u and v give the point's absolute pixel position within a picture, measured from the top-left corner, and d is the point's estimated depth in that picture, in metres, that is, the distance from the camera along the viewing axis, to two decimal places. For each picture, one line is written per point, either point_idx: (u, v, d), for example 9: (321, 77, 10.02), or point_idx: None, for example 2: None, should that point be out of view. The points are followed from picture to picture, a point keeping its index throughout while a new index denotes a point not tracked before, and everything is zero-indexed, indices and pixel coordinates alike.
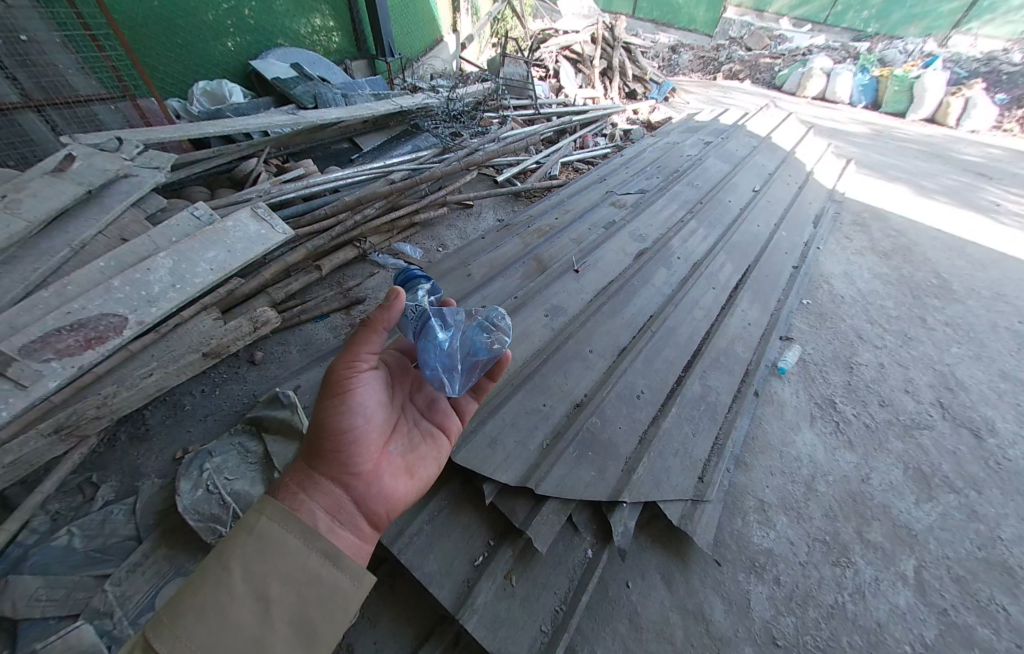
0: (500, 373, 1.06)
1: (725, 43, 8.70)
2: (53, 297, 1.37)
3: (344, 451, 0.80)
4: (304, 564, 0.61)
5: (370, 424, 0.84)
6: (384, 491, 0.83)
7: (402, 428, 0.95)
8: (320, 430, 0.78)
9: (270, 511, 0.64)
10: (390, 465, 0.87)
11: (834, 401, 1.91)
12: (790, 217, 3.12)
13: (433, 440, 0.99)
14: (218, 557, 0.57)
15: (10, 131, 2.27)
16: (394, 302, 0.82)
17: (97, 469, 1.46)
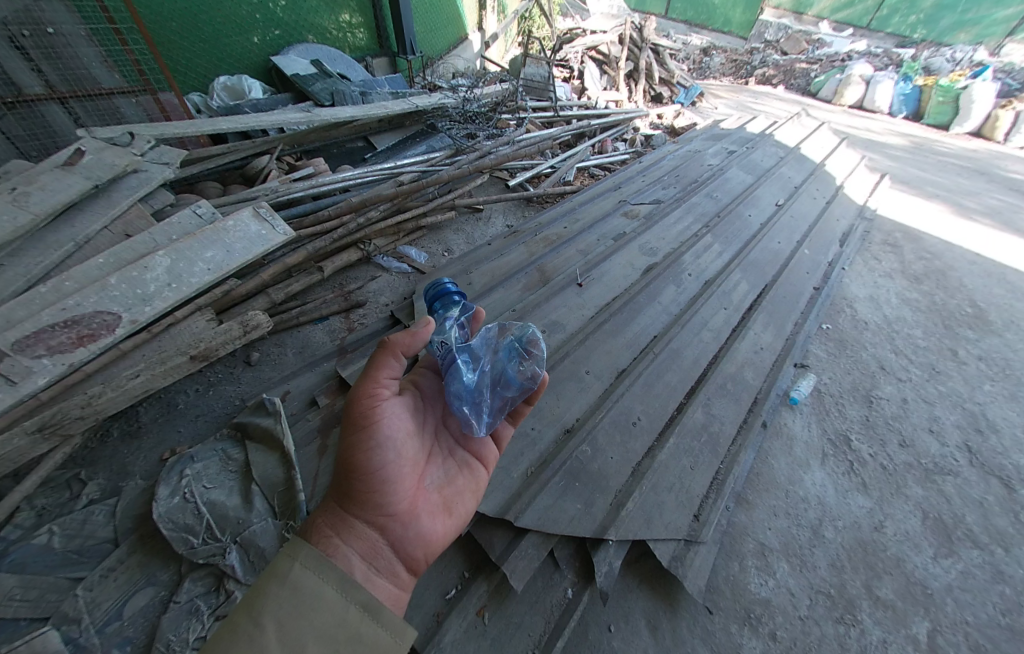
0: (537, 395, 1.05)
1: (760, 47, 8.40)
2: (49, 292, 1.38)
3: (379, 490, 0.82)
4: (340, 617, 0.64)
5: (401, 460, 0.87)
6: (420, 531, 0.85)
7: (435, 459, 0.97)
8: (352, 470, 0.80)
9: (304, 559, 0.68)
10: (427, 503, 0.89)
11: (850, 438, 1.78)
12: (815, 234, 2.96)
13: (468, 470, 1.01)
14: (254, 611, 0.60)
15: (34, 122, 2.36)
16: (418, 331, 0.91)
17: (86, 465, 1.46)
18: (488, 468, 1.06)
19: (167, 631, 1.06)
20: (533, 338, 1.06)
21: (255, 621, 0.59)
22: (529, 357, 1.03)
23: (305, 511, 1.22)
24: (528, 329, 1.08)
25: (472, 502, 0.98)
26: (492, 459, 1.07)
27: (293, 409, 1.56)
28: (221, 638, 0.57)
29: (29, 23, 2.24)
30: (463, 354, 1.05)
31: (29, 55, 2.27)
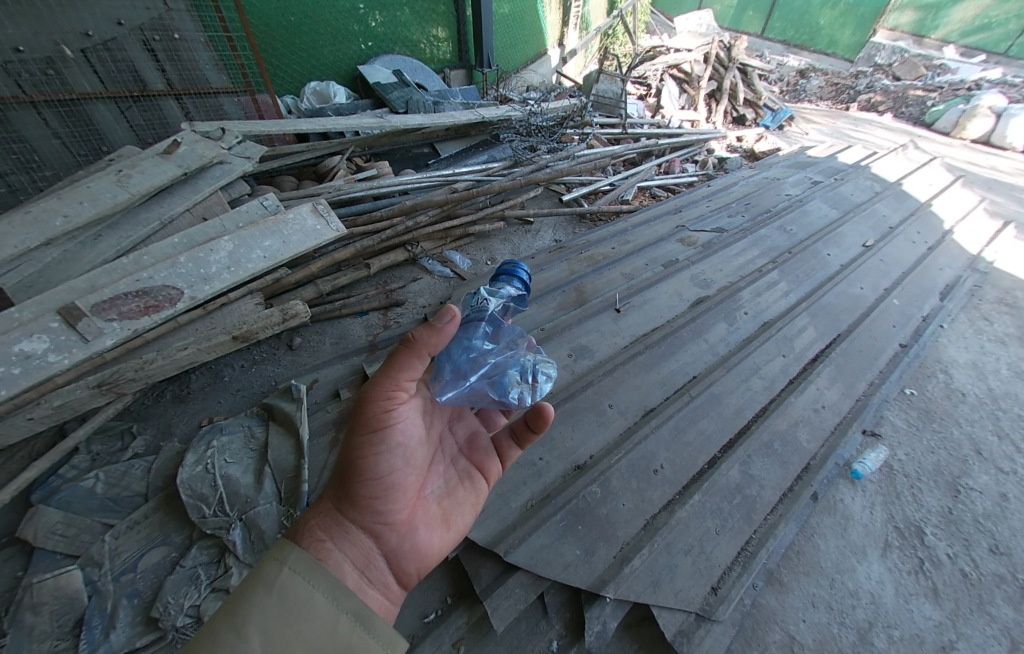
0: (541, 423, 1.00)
1: (867, 71, 7.66)
2: (131, 264, 1.55)
3: (380, 497, 0.78)
4: (330, 627, 0.59)
5: (406, 468, 0.82)
6: (416, 544, 0.82)
7: (437, 467, 0.94)
8: (353, 475, 0.76)
9: (292, 563, 0.62)
10: (426, 515, 0.85)
11: (923, 530, 1.50)
12: (909, 282, 2.58)
13: (469, 483, 0.98)
14: (235, 618, 0.55)
15: (154, 114, 2.77)
16: (444, 324, 0.77)
17: (139, 419, 1.60)
18: (488, 483, 1.03)
19: (167, 594, 1.09)
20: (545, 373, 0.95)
21: (237, 630, 0.54)
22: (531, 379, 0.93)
23: (305, 503, 1.24)
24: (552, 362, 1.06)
25: (471, 516, 0.95)
26: (492, 474, 1.04)
27: (317, 398, 1.63)
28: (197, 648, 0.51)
29: (161, 30, 2.61)
30: (491, 325, 0.97)
31: (157, 56, 2.66)
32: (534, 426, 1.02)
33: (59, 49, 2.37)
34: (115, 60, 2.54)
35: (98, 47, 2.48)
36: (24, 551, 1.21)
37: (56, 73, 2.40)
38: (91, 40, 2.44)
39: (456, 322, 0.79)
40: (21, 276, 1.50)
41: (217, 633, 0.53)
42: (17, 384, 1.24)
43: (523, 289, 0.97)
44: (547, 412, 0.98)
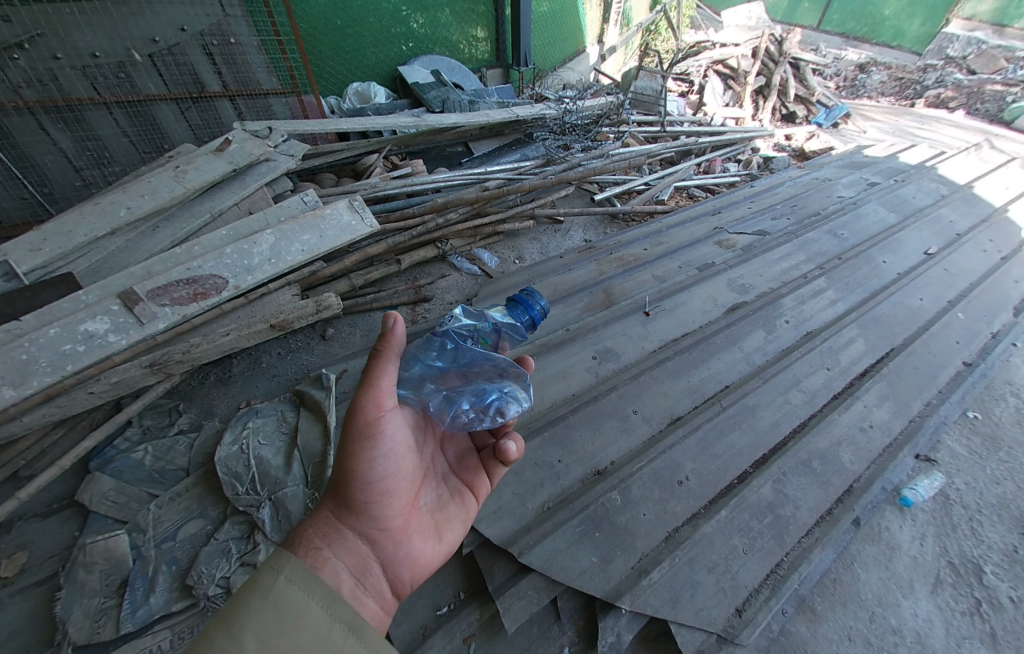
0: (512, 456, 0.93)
1: (937, 65, 7.05)
2: (183, 254, 1.66)
3: (374, 503, 0.81)
4: (323, 636, 0.60)
5: (398, 476, 0.86)
6: (410, 552, 0.84)
7: (430, 481, 0.96)
8: (349, 479, 0.80)
9: (288, 572, 0.64)
10: (419, 524, 0.87)
11: (981, 568, 1.35)
12: (977, 295, 2.34)
13: (462, 498, 0.99)
14: (231, 625, 0.55)
15: (210, 114, 2.95)
16: (394, 328, 0.88)
17: (185, 398, 1.71)
18: (480, 499, 1.03)
19: (201, 564, 1.15)
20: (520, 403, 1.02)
21: (232, 638, 0.54)
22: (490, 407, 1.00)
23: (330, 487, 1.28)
24: (514, 405, 1.01)
25: (464, 529, 0.96)
26: (485, 491, 1.03)
27: (345, 388, 1.68)
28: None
29: (219, 35, 2.79)
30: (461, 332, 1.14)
31: (215, 60, 2.83)
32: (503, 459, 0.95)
33: (129, 53, 2.58)
34: (178, 64, 2.73)
35: (163, 52, 2.67)
36: (81, 514, 1.32)
37: (127, 76, 2.62)
38: (158, 45, 2.64)
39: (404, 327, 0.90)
40: (90, 262, 1.65)
41: (212, 641, 0.53)
42: (82, 360, 1.36)
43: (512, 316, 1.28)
44: (512, 453, 0.92)
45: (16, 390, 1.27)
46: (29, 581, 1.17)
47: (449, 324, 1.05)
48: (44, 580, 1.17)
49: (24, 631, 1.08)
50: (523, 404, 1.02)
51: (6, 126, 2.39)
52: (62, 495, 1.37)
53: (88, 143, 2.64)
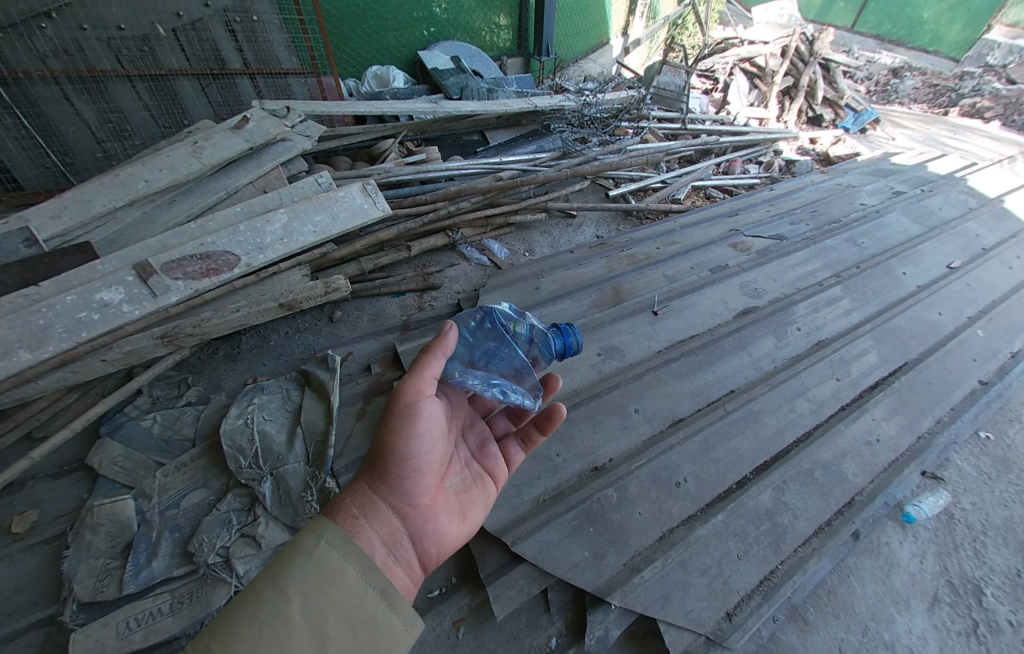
0: (551, 430, 1.08)
1: (975, 73, 6.79)
2: (198, 229, 1.68)
3: (408, 478, 0.81)
4: (358, 599, 0.61)
5: (433, 456, 0.85)
6: (437, 529, 0.84)
7: (454, 465, 0.97)
8: (387, 454, 0.79)
9: (329, 536, 0.64)
10: (445, 503, 0.88)
11: (982, 591, 1.33)
12: (999, 312, 2.27)
13: (483, 483, 1.00)
14: (278, 581, 0.57)
15: (230, 91, 2.96)
16: (448, 332, 0.87)
17: (193, 372, 1.74)
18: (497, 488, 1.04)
19: (203, 533, 1.18)
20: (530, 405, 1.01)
21: (280, 592, 0.56)
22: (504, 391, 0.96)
23: (331, 467, 1.30)
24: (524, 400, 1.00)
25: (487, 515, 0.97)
26: (502, 479, 1.05)
27: (350, 370, 1.69)
28: (243, 607, 0.54)
29: (242, 12, 2.78)
30: (492, 324, 1.04)
31: (237, 37, 2.83)
32: (541, 427, 1.09)
33: (153, 27, 2.59)
34: (200, 39, 2.74)
35: (187, 27, 2.68)
36: (90, 477, 1.36)
37: (150, 50, 2.64)
38: (181, 19, 2.64)
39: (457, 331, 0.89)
40: (108, 232, 1.68)
41: (261, 594, 0.55)
42: (96, 328, 1.39)
43: (553, 347, 1.06)
44: (558, 414, 1.04)
45: (32, 354, 1.30)
46: (39, 538, 1.21)
47: (496, 307, 1.05)
48: (53, 538, 1.21)
49: (32, 586, 1.12)
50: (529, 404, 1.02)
51: (31, 94, 2.42)
52: (73, 458, 1.41)
53: (109, 115, 2.67)
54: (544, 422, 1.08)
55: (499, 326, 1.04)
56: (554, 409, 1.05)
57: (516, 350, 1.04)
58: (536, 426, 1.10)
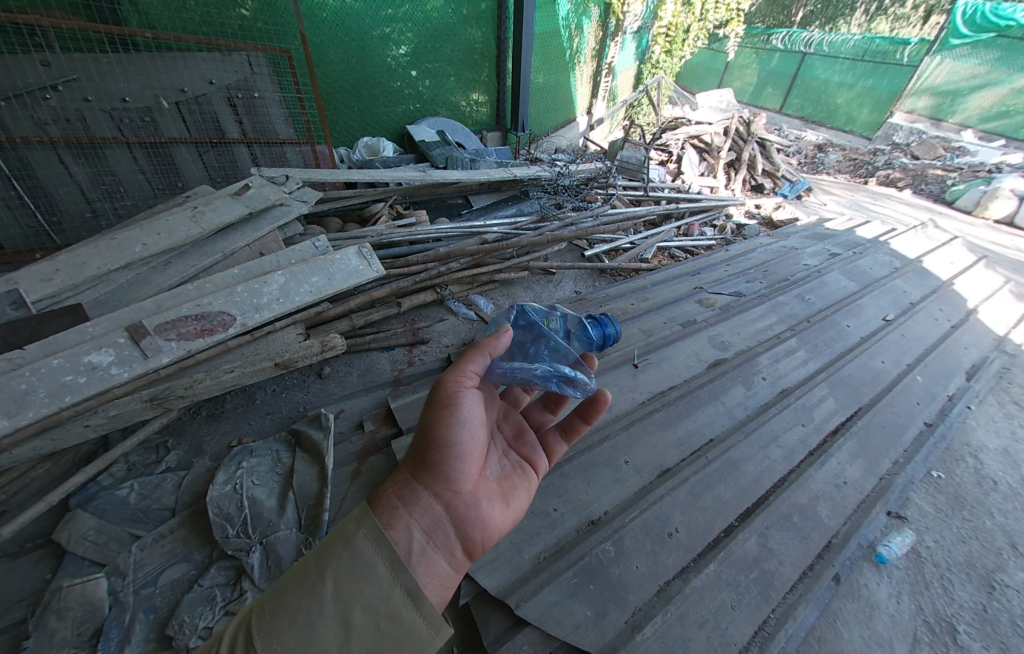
0: (596, 416, 1.15)
1: (884, 150, 7.98)
2: (194, 290, 1.72)
3: (449, 466, 0.88)
4: (386, 595, 0.68)
5: (474, 443, 0.92)
6: (481, 515, 0.89)
7: (493, 454, 1.04)
8: (430, 441, 0.87)
9: (366, 529, 0.73)
10: (487, 491, 0.93)
11: (956, 629, 1.40)
12: (932, 359, 2.56)
13: (522, 471, 1.06)
14: (320, 566, 0.68)
15: (226, 158, 3.11)
16: (503, 332, 0.99)
17: (174, 434, 1.68)
18: (538, 475, 1.10)
19: (183, 613, 1.11)
20: (580, 392, 1.06)
21: (319, 575, 0.67)
22: (554, 373, 1.02)
23: (325, 532, 1.28)
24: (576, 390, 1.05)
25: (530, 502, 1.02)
26: (541, 468, 1.11)
27: (342, 429, 1.69)
28: (292, 582, 0.66)
29: (245, 90, 3.00)
30: (528, 326, 1.20)
31: (239, 112, 3.03)
32: (586, 416, 1.17)
33: (158, 101, 2.75)
34: (202, 112, 2.91)
35: (190, 101, 2.85)
36: (55, 555, 1.26)
37: (151, 120, 2.78)
38: (185, 94, 2.82)
39: (509, 335, 1.00)
40: (100, 293, 1.68)
41: (307, 572, 0.67)
42: (82, 392, 1.37)
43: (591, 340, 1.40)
44: (604, 399, 1.11)
45: (10, 420, 1.25)
46: None
47: (528, 310, 1.23)
48: (8, 628, 1.10)
49: None
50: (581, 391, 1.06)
51: (27, 157, 2.50)
52: (37, 532, 1.30)
53: (103, 178, 2.75)
54: (589, 408, 1.15)
55: (532, 324, 1.19)
56: (599, 394, 1.12)
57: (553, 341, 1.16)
58: (579, 415, 1.18)
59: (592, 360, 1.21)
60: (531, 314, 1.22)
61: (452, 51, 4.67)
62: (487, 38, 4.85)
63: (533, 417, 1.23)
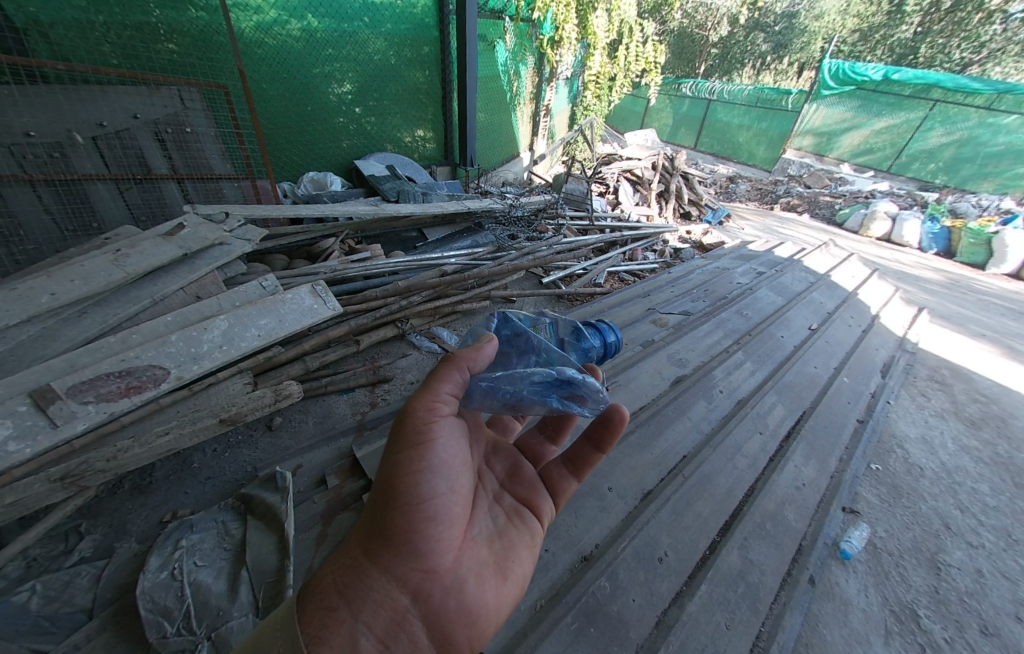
0: (612, 442, 1.10)
1: (784, 180, 9.19)
2: (117, 342, 1.51)
3: (417, 545, 0.80)
4: None
5: (448, 511, 0.84)
6: (461, 598, 0.81)
7: (480, 511, 0.97)
8: (394, 516, 0.80)
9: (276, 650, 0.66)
10: (468, 566, 0.85)
11: (918, 614, 1.50)
12: (852, 362, 2.88)
13: (514, 527, 1.00)
14: None
15: (152, 195, 2.85)
16: (479, 350, 0.93)
17: (90, 516, 1.41)
18: (539, 525, 1.06)
19: None
20: (589, 407, 0.96)
21: None
22: (551, 385, 0.90)
23: None
24: (583, 399, 0.93)
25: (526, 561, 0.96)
26: (546, 513, 1.09)
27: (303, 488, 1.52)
28: None
29: (175, 124, 2.82)
30: (513, 338, 1.01)
31: (167, 147, 2.81)
32: (598, 444, 1.12)
33: (70, 135, 2.49)
34: (124, 147, 2.67)
35: (110, 135, 2.61)
36: None
37: (61, 155, 2.50)
38: (104, 128, 2.58)
39: (494, 344, 0.97)
40: None
41: None
42: None
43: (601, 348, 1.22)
44: (622, 417, 1.05)
45: None
46: None
47: (511, 319, 1.03)
48: None
49: None
50: (587, 401, 0.94)
51: None
52: None
53: None
54: (605, 435, 1.10)
55: (518, 337, 1.01)
56: (616, 412, 1.06)
57: (546, 349, 0.98)
58: (592, 444, 1.12)
59: (598, 369, 1.10)
60: (512, 323, 1.02)
61: (397, 90, 4.74)
62: (431, 79, 4.99)
63: (532, 449, 1.21)
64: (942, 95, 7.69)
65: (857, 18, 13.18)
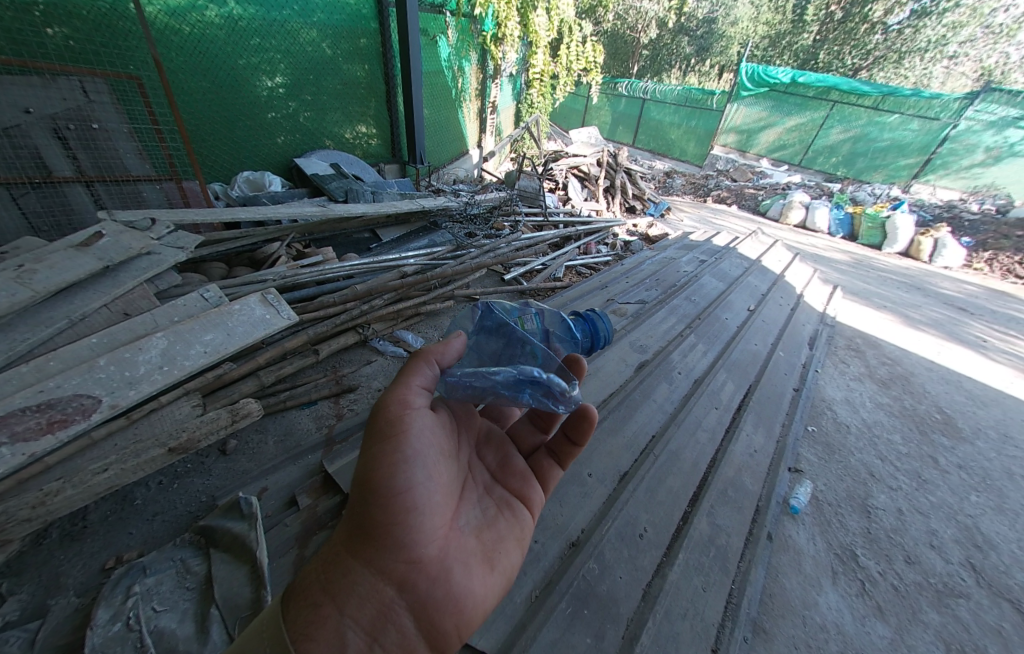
0: (587, 436, 1.12)
1: (714, 174, 9.91)
2: (31, 372, 1.32)
3: (401, 536, 0.78)
4: None
5: (430, 500, 0.82)
6: (450, 588, 0.80)
7: (469, 500, 0.97)
8: (374, 508, 0.78)
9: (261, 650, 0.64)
10: (457, 555, 0.84)
11: (856, 554, 1.70)
12: (786, 337, 3.20)
13: (502, 516, 1.00)
14: None
15: (54, 200, 2.51)
16: (447, 346, 0.95)
17: (12, 575, 1.22)
18: (527, 512, 1.07)
19: None
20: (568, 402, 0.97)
21: None
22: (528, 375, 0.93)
23: None
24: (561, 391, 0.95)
25: (512, 548, 0.95)
26: (534, 500, 1.10)
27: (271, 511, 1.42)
28: None
29: (78, 119, 2.47)
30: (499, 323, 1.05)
31: (69, 144, 2.47)
32: (576, 438, 1.14)
33: None
34: (15, 147, 2.33)
35: None
36: None
37: None
38: None
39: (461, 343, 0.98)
40: None
41: None
42: None
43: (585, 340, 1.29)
44: (590, 416, 1.09)
45: None
46: None
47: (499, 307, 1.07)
48: None
49: None
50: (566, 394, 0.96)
51: None
52: None
53: None
54: (579, 431, 1.12)
55: (504, 324, 1.04)
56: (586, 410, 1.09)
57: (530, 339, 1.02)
58: (570, 439, 1.15)
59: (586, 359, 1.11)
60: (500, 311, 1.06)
61: (335, 85, 4.50)
62: (371, 72, 4.78)
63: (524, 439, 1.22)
64: (839, 96, 8.62)
65: (766, 26, 14.46)
